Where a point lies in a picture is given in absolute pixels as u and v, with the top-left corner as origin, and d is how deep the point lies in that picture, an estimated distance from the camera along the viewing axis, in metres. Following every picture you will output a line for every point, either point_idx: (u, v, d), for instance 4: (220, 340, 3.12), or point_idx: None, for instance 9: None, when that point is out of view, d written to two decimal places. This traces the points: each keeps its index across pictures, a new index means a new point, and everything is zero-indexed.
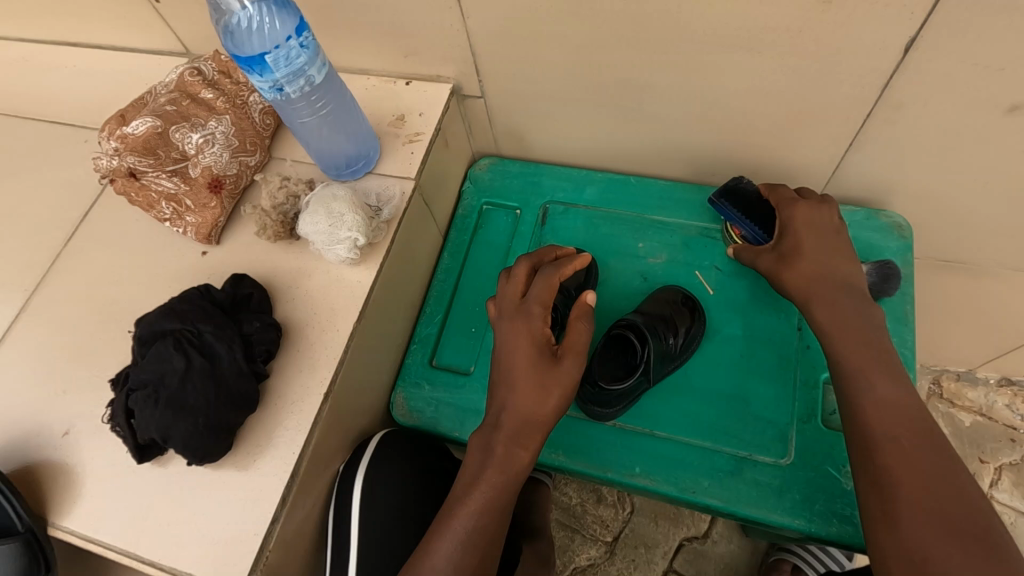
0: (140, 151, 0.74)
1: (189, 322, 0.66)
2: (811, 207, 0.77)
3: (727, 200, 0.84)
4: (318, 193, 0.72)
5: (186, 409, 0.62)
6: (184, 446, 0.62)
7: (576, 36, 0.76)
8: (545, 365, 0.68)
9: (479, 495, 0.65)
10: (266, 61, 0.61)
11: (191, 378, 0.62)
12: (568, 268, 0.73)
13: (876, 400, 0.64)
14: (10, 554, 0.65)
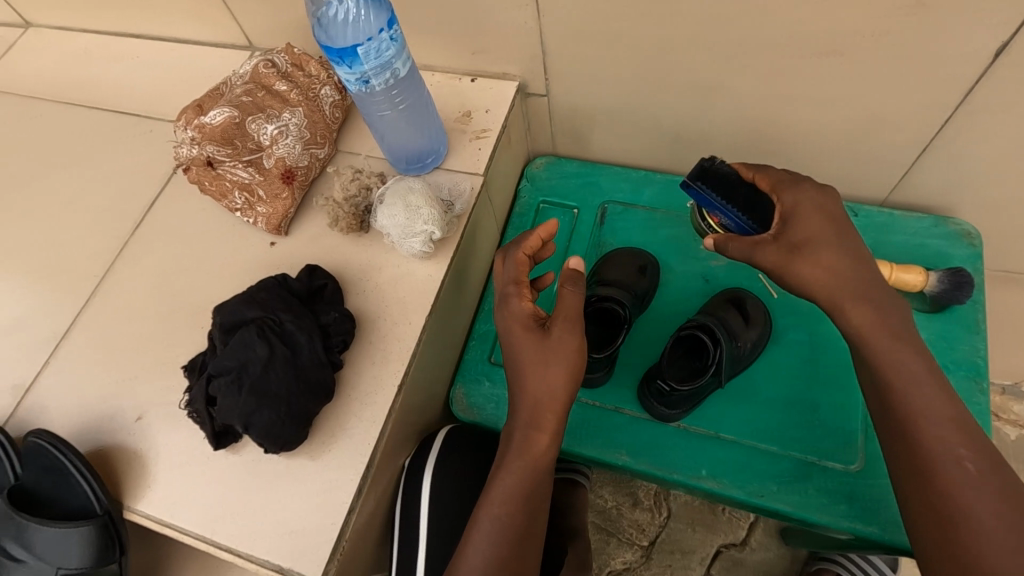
0: (219, 141, 0.75)
1: (270, 311, 0.67)
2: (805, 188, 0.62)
3: (705, 184, 0.70)
4: (394, 185, 0.73)
5: (269, 397, 0.62)
6: (264, 434, 0.62)
7: (653, 37, 0.76)
8: (541, 344, 0.61)
9: (503, 495, 0.60)
10: (358, 53, 0.61)
11: (275, 367, 0.63)
12: (526, 241, 0.68)
13: (924, 409, 0.54)
14: (86, 537, 0.64)
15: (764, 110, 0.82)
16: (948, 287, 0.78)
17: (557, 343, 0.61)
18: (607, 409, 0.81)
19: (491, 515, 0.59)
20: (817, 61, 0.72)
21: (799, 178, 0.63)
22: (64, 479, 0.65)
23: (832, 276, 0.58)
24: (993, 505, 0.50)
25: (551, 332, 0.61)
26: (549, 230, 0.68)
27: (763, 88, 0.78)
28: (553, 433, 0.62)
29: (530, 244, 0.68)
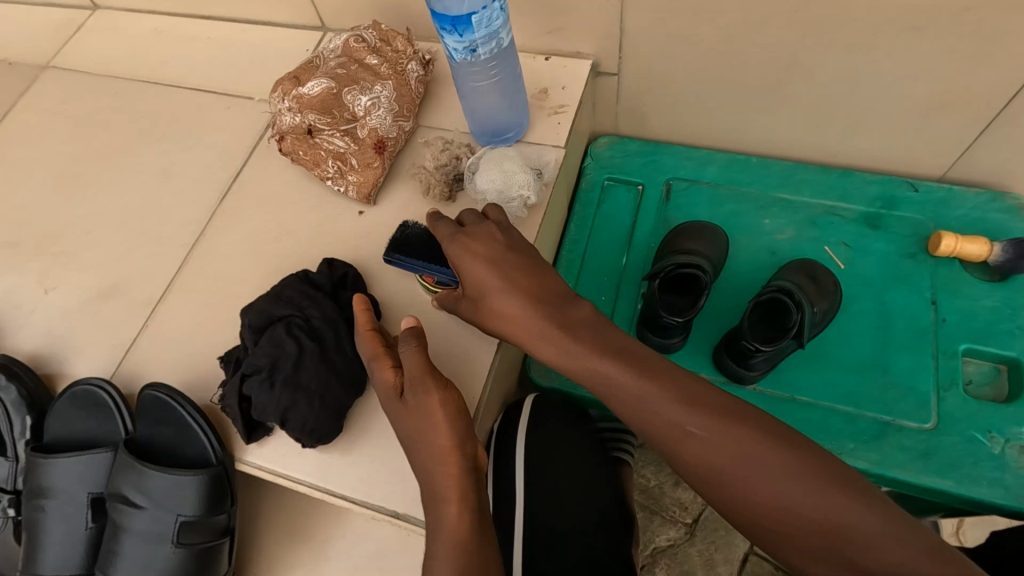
0: (318, 111, 0.78)
1: (297, 309, 0.69)
2: (471, 242, 0.63)
3: (403, 253, 0.71)
4: (488, 154, 0.76)
5: (303, 391, 0.64)
6: (302, 426, 0.64)
7: (730, 14, 0.79)
8: (410, 412, 0.58)
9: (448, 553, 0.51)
10: (472, 22, 0.64)
11: (305, 362, 0.65)
12: (358, 320, 0.66)
13: (670, 415, 0.51)
14: (202, 486, 0.66)
15: (831, 88, 0.85)
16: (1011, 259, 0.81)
17: (421, 407, 0.58)
18: None
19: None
20: (894, 37, 0.76)
21: (478, 224, 0.64)
22: (179, 429, 0.67)
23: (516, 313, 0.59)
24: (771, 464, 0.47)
25: (409, 401, 0.58)
26: (361, 306, 0.66)
27: (834, 66, 0.82)
28: (463, 500, 0.54)
29: (363, 319, 0.65)
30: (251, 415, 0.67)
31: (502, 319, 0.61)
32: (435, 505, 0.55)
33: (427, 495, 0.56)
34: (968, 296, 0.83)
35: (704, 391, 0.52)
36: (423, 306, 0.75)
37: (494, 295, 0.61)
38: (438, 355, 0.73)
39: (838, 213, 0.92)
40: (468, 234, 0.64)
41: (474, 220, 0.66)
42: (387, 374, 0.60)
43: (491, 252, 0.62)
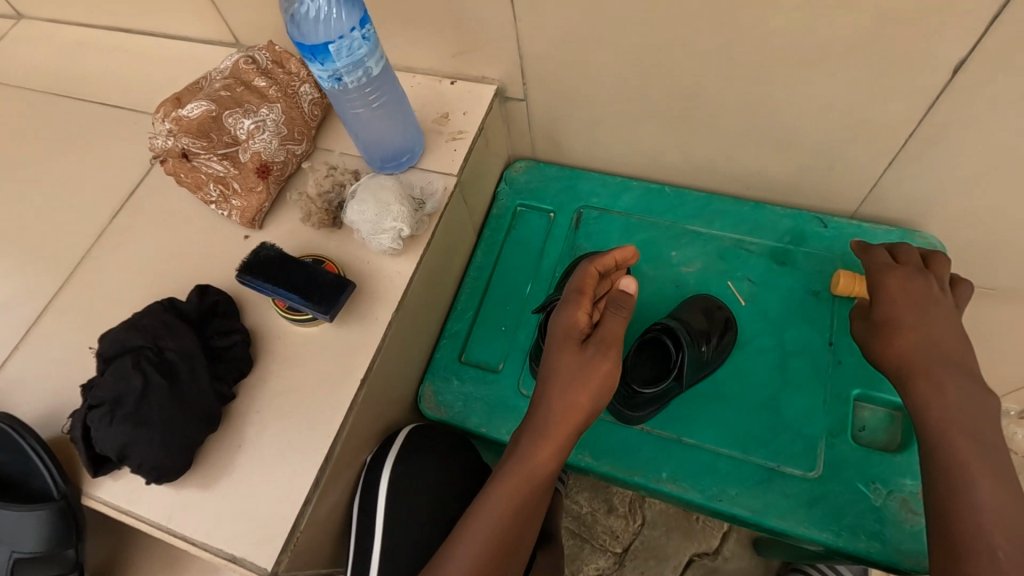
0: (194, 134, 0.76)
1: (151, 339, 0.65)
2: (904, 276, 0.72)
3: (254, 274, 0.70)
4: (365, 183, 0.74)
5: (144, 428, 0.61)
6: (142, 464, 0.61)
7: (624, 43, 0.77)
8: (570, 358, 0.66)
9: (507, 499, 0.64)
10: (329, 51, 0.62)
11: (149, 397, 0.62)
12: (607, 258, 0.72)
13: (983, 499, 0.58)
14: (43, 520, 0.65)
15: (734, 120, 0.83)
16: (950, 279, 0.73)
17: (593, 361, 0.65)
18: None
19: (486, 520, 0.64)
20: (790, 71, 0.74)
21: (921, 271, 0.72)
22: (21, 462, 0.65)
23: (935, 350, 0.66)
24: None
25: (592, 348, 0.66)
26: (630, 258, 0.73)
27: (735, 99, 0.80)
28: (558, 449, 0.65)
29: (606, 263, 0.72)
30: (94, 447, 0.64)
31: (893, 346, 0.68)
32: (530, 440, 0.66)
33: (529, 430, 0.67)
34: None
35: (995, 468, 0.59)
36: (293, 337, 0.73)
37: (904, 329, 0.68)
38: (302, 390, 0.70)
39: (745, 246, 0.90)
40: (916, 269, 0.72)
41: (914, 268, 0.73)
42: (583, 316, 0.68)
43: (940, 294, 0.70)
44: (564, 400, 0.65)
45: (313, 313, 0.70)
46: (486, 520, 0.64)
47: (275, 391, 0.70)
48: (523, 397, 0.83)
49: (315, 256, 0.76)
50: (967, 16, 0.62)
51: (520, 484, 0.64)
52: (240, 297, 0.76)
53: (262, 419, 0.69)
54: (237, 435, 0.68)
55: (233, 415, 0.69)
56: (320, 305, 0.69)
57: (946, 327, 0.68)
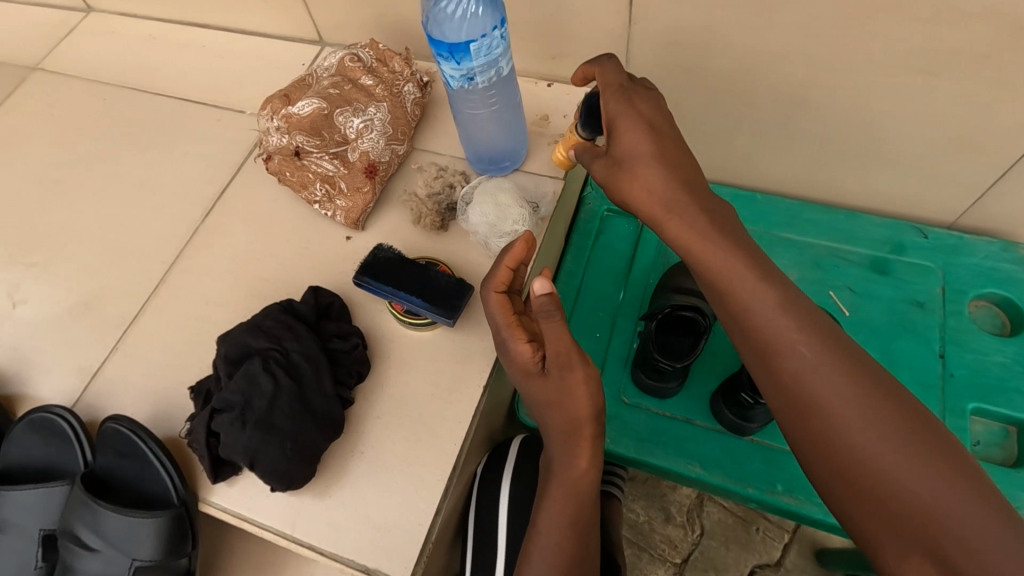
0: (308, 132, 0.74)
1: (276, 342, 0.63)
2: (623, 102, 0.59)
3: (373, 277, 0.69)
4: (482, 185, 0.72)
5: (276, 434, 0.59)
6: (271, 472, 0.59)
7: (741, 47, 0.76)
8: (535, 384, 0.61)
9: (556, 521, 0.60)
10: (470, 50, 0.61)
11: (279, 402, 0.60)
12: (498, 275, 0.63)
13: (856, 433, 0.47)
14: (161, 528, 0.63)
15: (842, 127, 0.82)
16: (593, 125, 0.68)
17: (563, 377, 0.60)
18: (677, 420, 0.80)
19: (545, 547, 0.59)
20: (909, 79, 0.73)
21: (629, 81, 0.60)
22: (139, 466, 0.64)
23: (660, 184, 0.56)
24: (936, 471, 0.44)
25: (547, 369, 0.60)
26: (522, 251, 0.62)
27: (847, 104, 0.79)
28: (591, 456, 0.61)
29: (502, 276, 0.63)
30: (217, 452, 0.62)
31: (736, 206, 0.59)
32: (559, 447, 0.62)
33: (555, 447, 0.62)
34: (978, 350, 0.80)
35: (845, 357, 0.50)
36: (406, 341, 0.71)
37: (639, 161, 0.57)
38: (419, 397, 0.68)
39: (843, 255, 0.89)
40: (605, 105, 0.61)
41: (614, 89, 0.60)
42: (524, 349, 0.60)
43: (655, 117, 0.58)
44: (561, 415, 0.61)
45: (433, 317, 0.68)
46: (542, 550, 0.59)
47: (393, 396, 0.69)
48: (625, 405, 0.82)
49: (428, 259, 0.74)
50: None
51: (565, 504, 0.60)
52: (350, 299, 0.74)
53: (382, 424, 0.67)
54: (357, 442, 0.67)
55: (351, 421, 0.68)
56: (440, 310, 0.67)
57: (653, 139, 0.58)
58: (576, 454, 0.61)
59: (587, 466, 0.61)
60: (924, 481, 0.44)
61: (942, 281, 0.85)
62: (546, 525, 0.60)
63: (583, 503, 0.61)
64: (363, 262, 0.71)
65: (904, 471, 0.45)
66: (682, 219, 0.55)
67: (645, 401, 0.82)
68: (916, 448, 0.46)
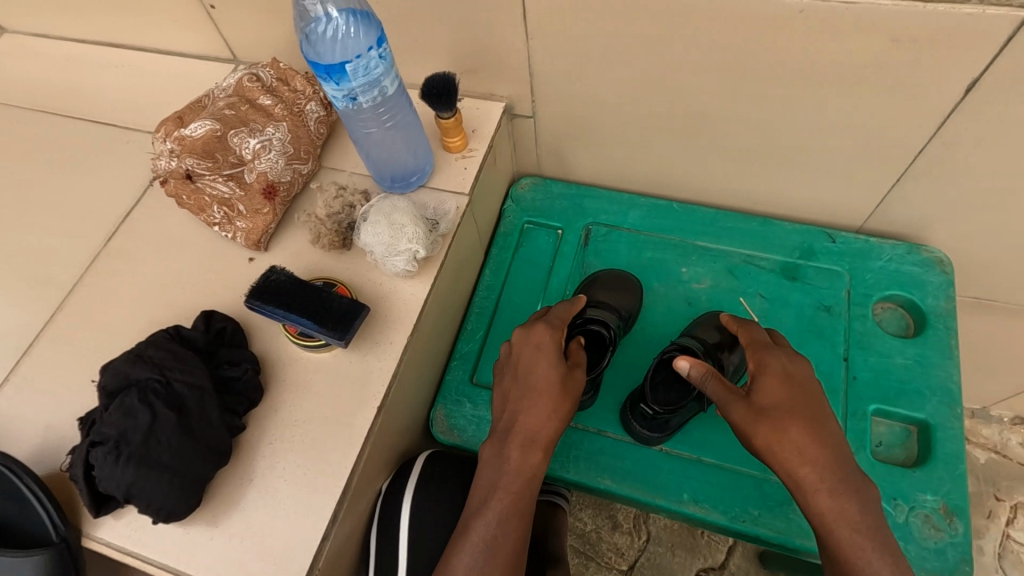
0: (199, 154, 0.73)
1: (157, 370, 0.62)
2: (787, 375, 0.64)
3: (265, 299, 0.67)
4: (378, 204, 0.72)
5: (153, 466, 0.57)
6: (148, 504, 0.58)
7: (637, 63, 0.76)
8: (559, 376, 0.71)
9: (497, 511, 0.65)
10: (345, 70, 0.61)
11: (157, 433, 0.58)
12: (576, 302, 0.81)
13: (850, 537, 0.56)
14: (40, 567, 0.61)
15: (745, 139, 0.82)
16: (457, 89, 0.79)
17: (568, 376, 0.72)
18: (589, 431, 0.80)
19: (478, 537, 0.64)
20: (802, 90, 0.73)
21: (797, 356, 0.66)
22: (17, 503, 0.63)
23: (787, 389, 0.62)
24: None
25: (571, 371, 0.72)
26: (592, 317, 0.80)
27: (748, 115, 0.79)
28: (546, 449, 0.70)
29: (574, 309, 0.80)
30: (97, 485, 0.61)
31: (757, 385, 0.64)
32: (516, 439, 0.69)
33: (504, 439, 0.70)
34: (882, 352, 0.81)
35: (855, 491, 0.58)
36: (303, 364, 0.71)
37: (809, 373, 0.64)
38: (313, 420, 0.68)
39: (757, 262, 0.90)
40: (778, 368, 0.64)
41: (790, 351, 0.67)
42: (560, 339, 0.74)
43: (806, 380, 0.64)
44: (546, 413, 0.69)
45: (325, 338, 0.67)
46: (477, 547, 0.63)
47: (288, 419, 0.68)
48: None
49: (325, 280, 0.73)
50: (989, 39, 0.61)
51: (507, 513, 0.65)
52: (248, 323, 0.73)
53: (275, 451, 0.66)
54: (248, 469, 0.66)
55: (244, 447, 0.67)
56: (333, 331, 0.66)
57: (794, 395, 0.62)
58: (536, 453, 0.68)
59: (540, 462, 0.69)
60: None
61: (848, 284, 0.87)
62: (482, 525, 0.64)
63: (525, 491, 0.67)
64: (256, 284, 0.70)
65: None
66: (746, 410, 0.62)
67: None
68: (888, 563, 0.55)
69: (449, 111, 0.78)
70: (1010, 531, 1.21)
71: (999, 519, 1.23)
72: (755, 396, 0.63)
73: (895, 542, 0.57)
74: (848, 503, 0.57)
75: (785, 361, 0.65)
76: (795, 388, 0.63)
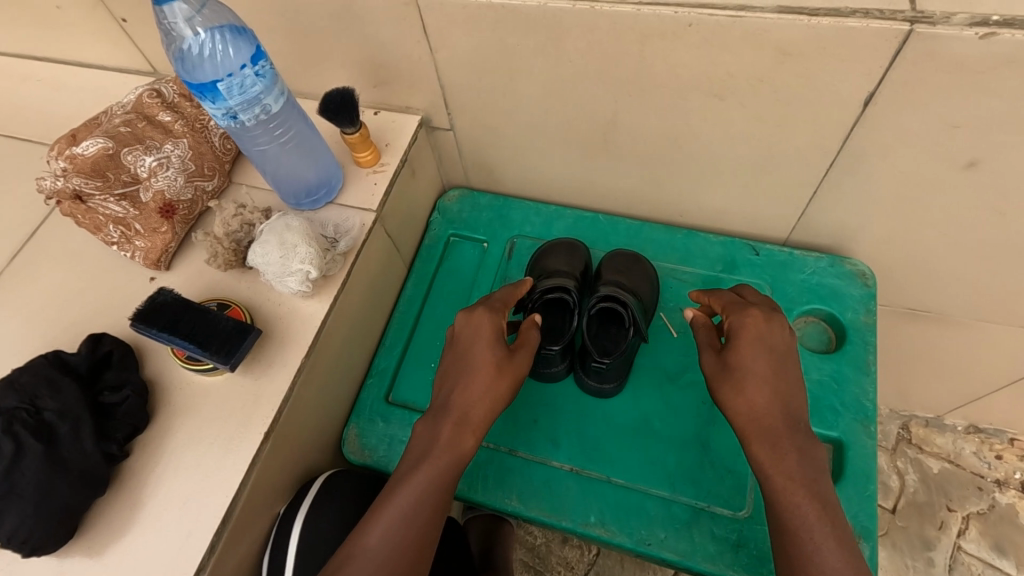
0: (88, 174, 0.71)
1: (28, 399, 0.61)
2: (762, 324, 0.68)
3: (149, 323, 0.65)
4: (272, 222, 0.70)
5: (14, 498, 0.56)
6: (9, 538, 0.56)
7: (541, 74, 0.75)
8: (496, 357, 0.71)
9: (421, 477, 0.64)
10: (218, 89, 0.59)
11: (20, 465, 0.57)
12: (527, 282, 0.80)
13: (788, 483, 0.59)
14: None
15: (658, 149, 0.81)
16: (359, 103, 0.77)
17: (511, 360, 0.71)
18: (500, 451, 0.78)
19: (415, 486, 0.64)
20: (703, 102, 0.71)
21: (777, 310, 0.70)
22: None
23: (767, 350, 0.66)
24: (834, 534, 0.57)
25: (512, 352, 0.72)
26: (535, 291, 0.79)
27: (657, 128, 0.77)
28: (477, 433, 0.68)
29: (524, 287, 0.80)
30: None
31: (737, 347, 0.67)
32: (447, 417, 0.68)
33: (434, 416, 0.69)
34: (798, 367, 0.80)
35: (790, 447, 0.61)
36: (195, 387, 0.69)
37: (782, 331, 0.68)
38: (198, 447, 0.66)
39: (678, 275, 0.89)
40: (755, 323, 0.68)
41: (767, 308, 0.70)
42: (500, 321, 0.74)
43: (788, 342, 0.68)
44: (480, 394, 0.69)
45: (212, 362, 0.66)
46: (410, 496, 0.63)
47: (175, 445, 0.66)
48: None
49: (219, 302, 0.72)
50: (877, 52, 0.59)
51: (429, 485, 0.64)
52: (140, 346, 0.71)
53: (158, 477, 0.65)
54: (127, 498, 0.64)
55: (125, 475, 0.65)
56: (221, 355, 0.65)
57: (769, 354, 0.66)
58: (468, 434, 0.67)
59: (471, 443, 0.67)
60: (828, 540, 0.56)
61: (769, 297, 0.85)
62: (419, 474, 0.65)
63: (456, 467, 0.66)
64: (141, 307, 0.68)
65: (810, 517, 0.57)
66: (726, 375, 0.66)
67: None
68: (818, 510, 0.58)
69: (354, 125, 0.76)
70: (961, 542, 1.19)
71: (950, 530, 1.20)
72: (733, 354, 0.67)
73: (836, 506, 0.59)
74: (790, 455, 0.61)
75: (756, 322, 0.68)
76: (774, 352, 0.67)
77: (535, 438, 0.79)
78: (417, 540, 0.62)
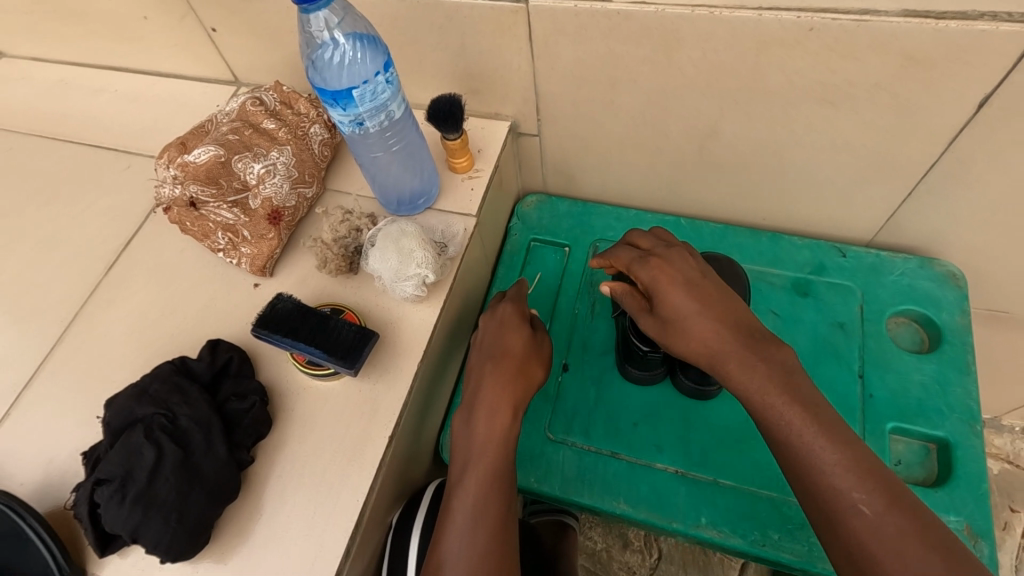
0: (202, 181, 0.73)
1: (163, 406, 0.61)
2: (667, 266, 0.62)
3: (272, 328, 0.66)
4: (385, 228, 0.70)
5: (156, 506, 0.56)
6: (155, 546, 0.56)
7: (644, 81, 0.75)
8: (526, 345, 0.73)
9: (488, 465, 0.64)
10: (352, 96, 0.59)
11: (161, 472, 0.57)
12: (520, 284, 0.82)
13: (825, 458, 0.51)
14: None
15: (754, 154, 0.81)
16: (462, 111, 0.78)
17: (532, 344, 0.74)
18: (603, 454, 0.79)
19: (475, 477, 0.64)
20: (811, 108, 0.72)
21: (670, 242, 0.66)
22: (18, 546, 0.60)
23: (690, 289, 0.60)
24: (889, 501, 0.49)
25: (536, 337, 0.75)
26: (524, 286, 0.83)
27: (756, 133, 0.78)
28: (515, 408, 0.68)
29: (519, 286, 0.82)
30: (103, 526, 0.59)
31: (669, 303, 0.60)
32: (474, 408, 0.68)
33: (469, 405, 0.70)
34: (899, 371, 0.80)
35: (827, 415, 0.53)
36: (313, 393, 0.69)
37: (677, 260, 0.63)
38: (321, 454, 0.66)
39: (767, 279, 0.89)
40: (661, 258, 0.63)
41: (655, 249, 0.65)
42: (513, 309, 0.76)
43: (694, 276, 0.61)
44: (503, 380, 0.69)
45: (335, 368, 0.66)
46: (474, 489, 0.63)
47: (298, 453, 0.66)
48: (549, 441, 0.81)
49: (332, 307, 0.72)
50: (1002, 56, 0.60)
51: (487, 479, 0.64)
52: (254, 351, 0.72)
53: (284, 485, 0.65)
54: (256, 503, 0.64)
55: (252, 481, 0.65)
56: (345, 361, 0.65)
57: (683, 300, 0.59)
58: (503, 417, 0.67)
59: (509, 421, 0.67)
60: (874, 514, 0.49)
61: (861, 300, 0.86)
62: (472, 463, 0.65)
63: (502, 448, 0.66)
64: (261, 313, 0.69)
65: (842, 475, 0.50)
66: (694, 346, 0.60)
67: (571, 436, 0.81)
68: (883, 497, 0.49)
69: (457, 130, 0.76)
70: None
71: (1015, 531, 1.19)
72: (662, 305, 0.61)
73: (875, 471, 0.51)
74: (804, 409, 0.53)
75: (664, 268, 0.62)
76: (715, 308, 0.58)
77: (638, 443, 0.79)
78: (491, 523, 0.61)
